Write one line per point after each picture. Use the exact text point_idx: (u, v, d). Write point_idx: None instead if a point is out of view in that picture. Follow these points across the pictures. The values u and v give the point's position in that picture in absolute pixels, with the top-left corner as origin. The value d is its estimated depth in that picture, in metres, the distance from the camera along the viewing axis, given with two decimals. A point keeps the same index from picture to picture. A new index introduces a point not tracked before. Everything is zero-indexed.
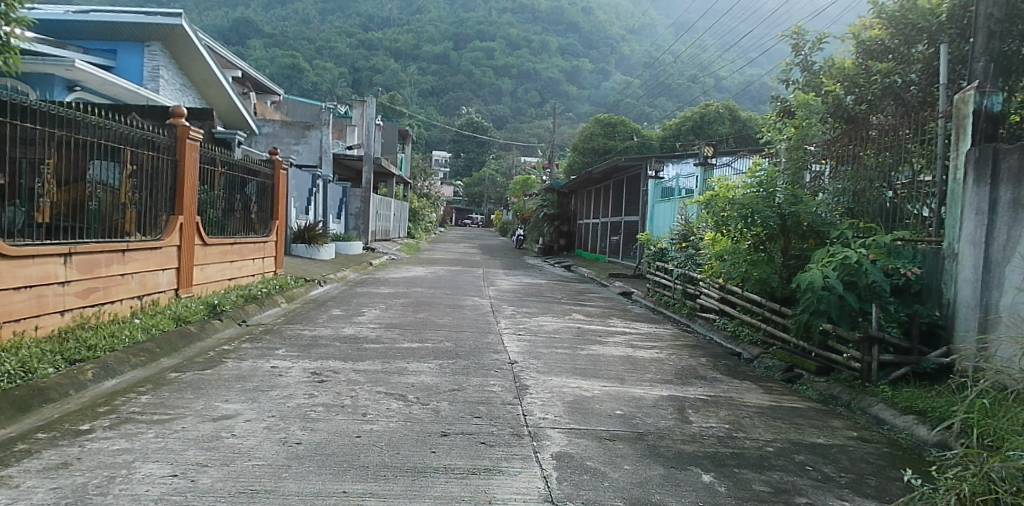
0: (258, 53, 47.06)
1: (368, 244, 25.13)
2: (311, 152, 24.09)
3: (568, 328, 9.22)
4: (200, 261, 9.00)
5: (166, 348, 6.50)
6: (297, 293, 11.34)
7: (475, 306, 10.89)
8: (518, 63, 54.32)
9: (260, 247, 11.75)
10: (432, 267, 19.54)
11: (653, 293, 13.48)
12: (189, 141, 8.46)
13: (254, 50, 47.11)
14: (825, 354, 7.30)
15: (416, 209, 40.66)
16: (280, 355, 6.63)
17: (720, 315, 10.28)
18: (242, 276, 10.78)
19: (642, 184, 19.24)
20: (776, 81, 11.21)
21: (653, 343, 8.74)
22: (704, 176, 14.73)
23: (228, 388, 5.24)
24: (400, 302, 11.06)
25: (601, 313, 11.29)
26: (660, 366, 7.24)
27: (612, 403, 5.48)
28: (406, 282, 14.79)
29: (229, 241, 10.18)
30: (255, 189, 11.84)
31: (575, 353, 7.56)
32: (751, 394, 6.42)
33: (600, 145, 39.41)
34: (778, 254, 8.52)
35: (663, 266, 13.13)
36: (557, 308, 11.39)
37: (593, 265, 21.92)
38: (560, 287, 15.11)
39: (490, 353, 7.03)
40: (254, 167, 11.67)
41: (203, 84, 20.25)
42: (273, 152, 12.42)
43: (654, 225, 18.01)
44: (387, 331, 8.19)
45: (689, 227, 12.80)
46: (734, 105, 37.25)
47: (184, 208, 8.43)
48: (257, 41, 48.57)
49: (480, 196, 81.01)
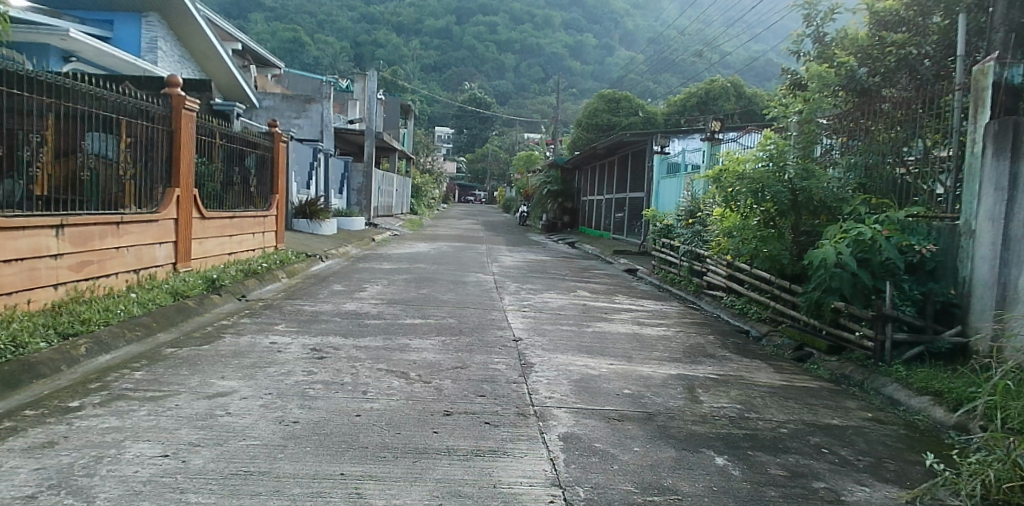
0: (260, 27, 46.70)
1: (370, 219, 24.91)
2: (313, 126, 23.82)
3: (573, 305, 9.05)
4: (198, 234, 8.81)
5: (163, 322, 6.34)
6: (298, 268, 11.16)
7: (479, 282, 10.73)
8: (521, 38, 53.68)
9: (260, 221, 11.56)
10: (435, 243, 19.33)
11: (659, 269, 13.31)
12: (185, 111, 8.23)
13: (256, 23, 46.82)
14: (837, 333, 7.12)
15: (419, 185, 40.40)
16: (279, 331, 6.48)
17: (727, 292, 10.11)
18: (242, 251, 10.59)
19: (647, 159, 18.97)
20: (787, 53, 10.89)
21: (660, 320, 8.58)
22: (711, 151, 14.50)
23: (224, 364, 5.07)
24: (402, 278, 10.88)
25: (606, 290, 11.12)
26: (667, 344, 7.08)
27: (619, 382, 5.33)
28: (409, 257, 14.60)
29: (228, 215, 9.98)
30: (254, 162, 11.63)
31: (581, 330, 7.41)
32: (762, 374, 6.26)
33: (605, 121, 39.01)
34: (788, 230, 8.32)
35: (669, 243, 12.91)
36: (561, 285, 11.22)
37: (597, 242, 21.73)
38: (565, 264, 14.94)
39: (494, 330, 6.88)
40: (254, 139, 11.45)
41: (202, 56, 19.95)
42: (273, 124, 12.17)
43: (660, 202, 17.79)
44: (389, 307, 8.02)
45: (696, 203, 12.57)
46: (739, 81, 36.71)
47: (180, 181, 8.21)
48: (259, 15, 48.21)
49: (483, 173, 80.58)
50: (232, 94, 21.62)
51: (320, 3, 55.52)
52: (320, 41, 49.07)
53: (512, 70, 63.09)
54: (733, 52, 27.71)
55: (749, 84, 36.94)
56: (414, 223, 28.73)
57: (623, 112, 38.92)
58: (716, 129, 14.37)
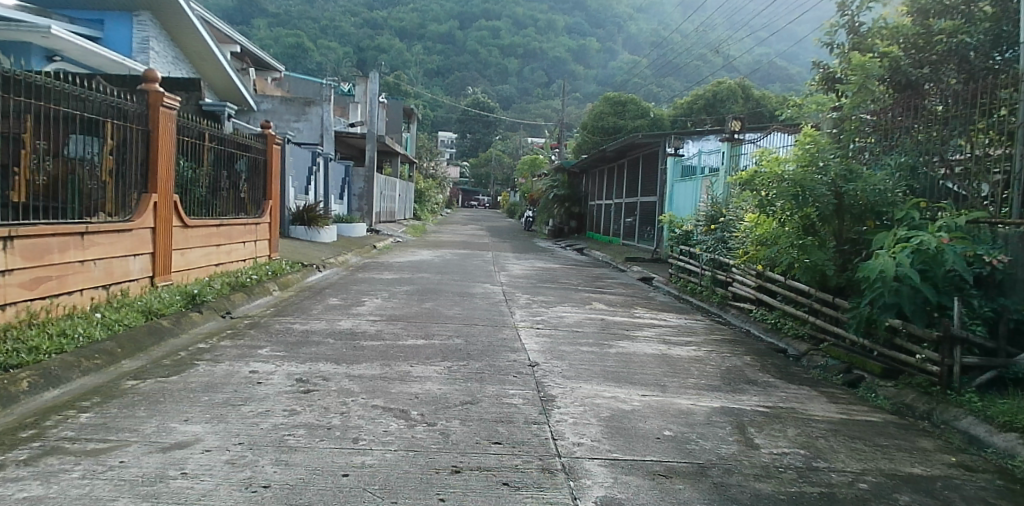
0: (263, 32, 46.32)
1: (372, 225, 24.14)
2: (313, 129, 23.19)
3: (591, 321, 8.24)
4: (179, 244, 8.02)
5: (129, 348, 5.52)
6: (293, 279, 10.35)
7: (486, 294, 9.93)
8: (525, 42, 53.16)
9: (252, 229, 10.77)
10: (439, 250, 18.54)
11: (677, 278, 12.51)
12: (163, 110, 7.48)
13: (259, 29, 46.45)
14: (893, 355, 6.31)
15: (422, 191, 39.65)
16: (263, 356, 5.68)
17: (757, 304, 9.31)
18: (231, 262, 9.79)
19: (660, 162, 18.19)
20: (818, 45, 9.98)
21: (688, 337, 7.77)
22: (731, 153, 13.66)
23: (191, 403, 4.28)
24: (403, 290, 10.08)
25: (624, 302, 10.31)
26: (702, 368, 6.26)
27: (657, 421, 4.52)
28: (411, 266, 13.79)
29: (215, 223, 9.19)
30: (246, 165, 10.87)
31: (603, 351, 6.60)
32: (815, 405, 5.45)
33: (610, 125, 38.25)
34: (829, 238, 7.50)
35: (688, 250, 12.10)
36: (576, 297, 10.42)
37: (607, 248, 20.91)
38: (576, 272, 14.13)
39: (507, 353, 6.08)
40: (245, 141, 10.68)
41: (198, 59, 19.28)
42: (266, 125, 11.39)
43: (674, 206, 17.00)
44: (389, 325, 7.21)
45: (718, 208, 11.74)
46: (747, 83, 35.99)
47: (158, 186, 7.43)
48: (262, 21, 47.85)
49: (486, 177, 79.84)
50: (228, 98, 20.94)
51: (323, 8, 55.16)
52: (323, 46, 48.62)
53: (516, 74, 62.51)
54: (741, 55, 27.07)
55: (757, 86, 36.20)
56: (418, 229, 27.95)
57: (629, 115, 38.11)
58: (736, 129, 13.78)
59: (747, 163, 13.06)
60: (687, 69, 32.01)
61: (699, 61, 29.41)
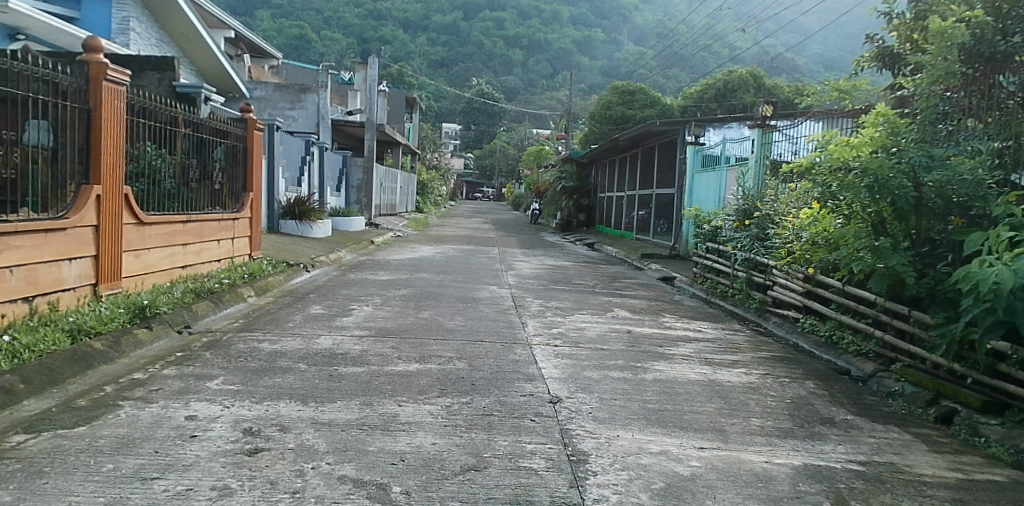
0: (266, 24, 45.01)
1: (370, 219, 22.90)
2: (308, 118, 22.03)
3: (617, 334, 6.99)
4: (133, 244, 6.80)
5: (39, 384, 4.30)
6: (274, 282, 9.10)
7: (493, 300, 8.70)
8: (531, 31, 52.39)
9: (230, 225, 9.54)
10: (440, 246, 17.30)
11: (706, 280, 11.31)
12: (108, 84, 6.27)
13: (261, 19, 45.41)
14: (997, 383, 5.07)
15: (424, 183, 38.40)
16: (212, 391, 4.47)
17: (807, 313, 8.11)
18: (203, 263, 8.55)
19: (679, 151, 16.95)
20: (875, 13, 8.68)
21: (734, 356, 6.53)
22: (761, 140, 12.42)
23: (85, 478, 3.09)
24: (398, 294, 8.86)
25: (648, 308, 9.07)
26: (764, 401, 5.04)
27: (729, 495, 3.30)
28: (410, 265, 12.55)
29: (181, 218, 7.96)
30: (223, 153, 9.66)
31: (638, 377, 5.36)
32: (918, 458, 4.23)
33: (619, 114, 36.99)
34: (903, 238, 6.27)
35: (717, 248, 10.90)
36: (594, 302, 9.18)
37: (619, 243, 19.64)
38: (591, 271, 12.89)
39: (522, 385, 4.86)
40: (220, 125, 9.46)
41: (183, 41, 18.06)
42: (247, 109, 10.16)
43: (693, 199, 15.75)
44: (376, 343, 5.98)
45: (752, 201, 10.52)
46: (759, 72, 34.68)
47: (102, 176, 6.22)
48: (264, 12, 46.51)
49: (491, 169, 78.35)
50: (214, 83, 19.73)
51: None
52: (326, 37, 47.25)
53: (520, 66, 61.40)
54: (757, 43, 25.82)
55: (770, 75, 34.88)
56: (420, 223, 26.63)
57: (638, 105, 36.88)
58: (768, 115, 12.59)
59: (782, 153, 11.86)
60: (696, 58, 30.76)
61: (712, 49, 28.18)
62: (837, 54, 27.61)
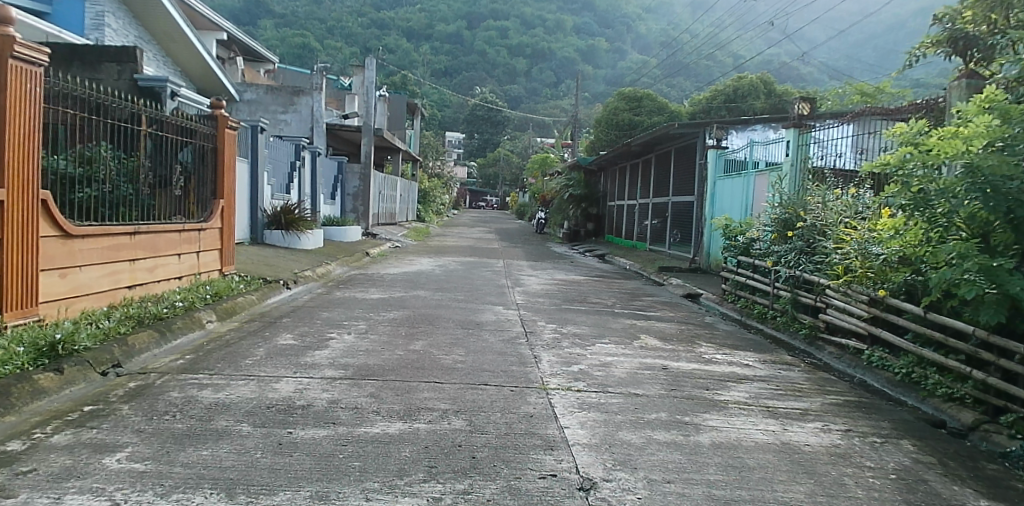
0: (269, 33, 43.86)
1: (368, 229, 21.65)
2: (302, 121, 20.84)
3: (652, 373, 5.68)
4: (56, 262, 5.56)
5: None
6: (244, 303, 7.79)
7: (498, 325, 7.41)
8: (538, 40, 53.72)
9: (197, 237, 8.26)
10: (440, 258, 16.02)
11: (739, 298, 10.06)
12: (15, 64, 5.06)
13: (264, 29, 44.62)
14: None
15: (427, 191, 37.13)
16: (107, 473, 3.18)
17: (874, 344, 6.84)
18: (159, 283, 7.25)
19: (699, 156, 15.65)
20: None
21: (801, 403, 5.24)
22: (799, 141, 11.11)
23: None
24: (387, 318, 7.57)
25: (680, 335, 7.76)
26: (865, 480, 3.73)
27: None
28: (405, 280, 11.27)
29: (128, 230, 6.66)
30: (190, 155, 8.40)
31: (692, 442, 4.05)
32: None
33: (626, 121, 35.95)
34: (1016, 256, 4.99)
35: (753, 263, 9.65)
36: (616, 326, 7.89)
37: (633, 255, 18.35)
38: (607, 287, 11.59)
39: (542, 459, 3.56)
40: (185, 122, 8.20)
41: (164, 37, 16.80)
42: (218, 104, 8.89)
43: (715, 207, 14.44)
44: (351, 389, 4.69)
45: (794, 210, 9.27)
46: (769, 78, 33.28)
47: (10, 179, 5.00)
48: (267, 21, 45.36)
49: (495, 177, 77.27)
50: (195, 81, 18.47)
51: None
52: (329, 46, 46.02)
53: (524, 75, 60.47)
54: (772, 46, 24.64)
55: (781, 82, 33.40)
56: (419, 233, 25.35)
57: (646, 111, 35.77)
58: (805, 114, 11.30)
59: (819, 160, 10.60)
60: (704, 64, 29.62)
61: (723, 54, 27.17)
62: (845, 62, 26.23)
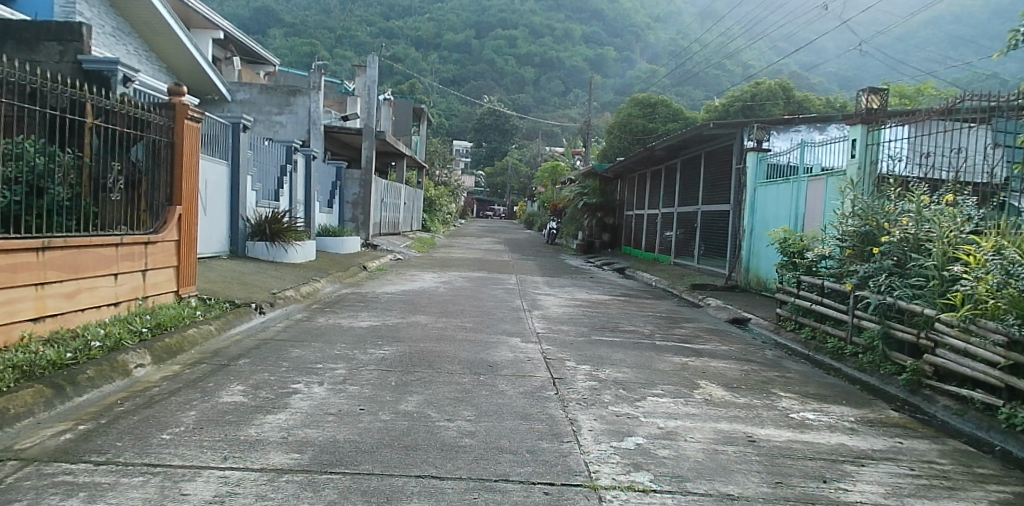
0: (277, 42, 41.33)
1: (368, 239, 20.08)
2: (298, 124, 19.36)
3: (738, 454, 4.04)
4: None
5: None
6: (194, 336, 6.13)
7: (518, 368, 5.78)
8: (544, 51, 53.02)
9: (146, 252, 6.66)
10: (445, 272, 14.44)
11: (802, 326, 8.48)
12: None
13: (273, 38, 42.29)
14: None
15: (434, 199, 35.49)
16: None
17: (1013, 399, 5.21)
18: (81, 315, 5.62)
19: (735, 161, 14.04)
20: None
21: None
22: (866, 141, 9.46)
23: None
24: (376, 357, 5.93)
25: (748, 379, 6.11)
26: None
27: None
28: (404, 302, 9.65)
29: (33, 247, 5.05)
30: (139, 152, 6.80)
31: None
32: None
33: (640, 128, 34.43)
34: None
35: (822, 285, 8.04)
36: (667, 368, 6.23)
37: (656, 270, 16.73)
38: (639, 310, 9.94)
39: None
40: (131, 110, 6.60)
41: (143, 23, 15.03)
42: (177, 90, 7.27)
43: (756, 217, 12.82)
44: (303, 494, 3.07)
45: (876, 221, 7.65)
46: (789, 83, 30.37)
47: None
48: (274, 28, 42.71)
49: (502, 186, 75.41)
50: (176, 72, 16.71)
51: None
52: (338, 55, 43.64)
53: (532, 83, 59.21)
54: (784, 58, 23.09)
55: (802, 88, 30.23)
56: (424, 244, 23.71)
57: (660, 118, 34.27)
58: (875, 107, 9.84)
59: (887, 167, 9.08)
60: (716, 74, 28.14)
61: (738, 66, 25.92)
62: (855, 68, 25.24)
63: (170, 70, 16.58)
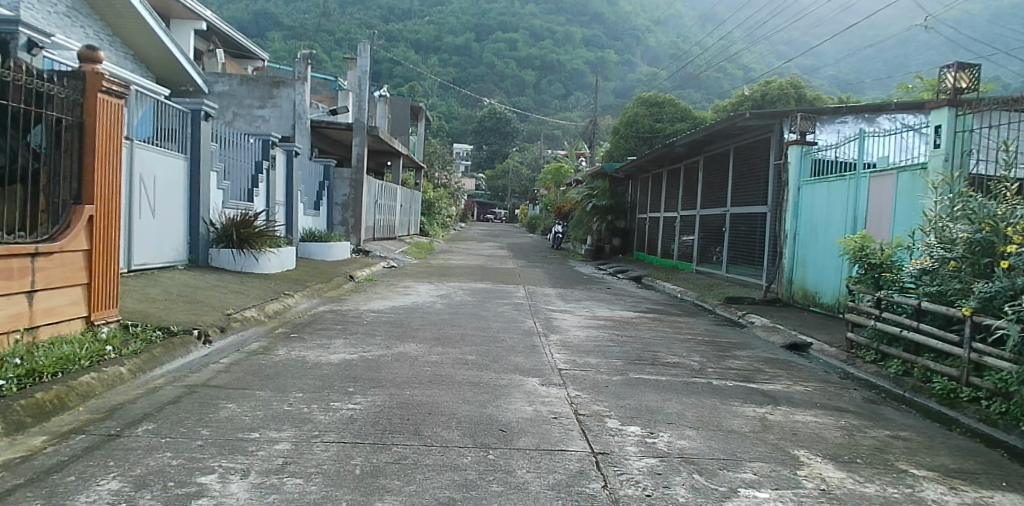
0: (276, 44, 38.00)
1: (359, 245, 18.42)
2: (281, 118, 17.65)
3: None
4: None
5: None
6: (87, 385, 4.41)
7: (542, 434, 4.06)
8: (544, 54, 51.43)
9: (32, 269, 4.91)
10: (442, 283, 12.73)
11: (887, 357, 6.75)
12: None
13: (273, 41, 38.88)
14: None
15: (433, 201, 33.76)
16: None
17: None
18: None
19: (774, 156, 12.33)
20: None
21: None
22: (954, 128, 7.66)
23: None
24: (342, 417, 4.21)
25: (858, 447, 4.39)
26: None
27: None
28: (389, 323, 7.91)
29: None
30: (35, 135, 5.12)
31: None
32: None
33: (645, 129, 32.74)
34: None
35: (917, 305, 6.28)
36: (744, 428, 4.52)
37: (678, 279, 15.03)
38: (677, 332, 8.22)
39: None
40: (15, 78, 4.88)
41: (101, 1, 13.22)
42: (90, 55, 5.54)
43: (801, 220, 11.09)
44: None
45: (995, 225, 5.87)
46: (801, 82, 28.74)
47: None
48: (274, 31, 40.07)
49: (502, 190, 73.60)
50: (143, 56, 14.93)
51: None
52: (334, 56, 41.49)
53: (532, 85, 57.47)
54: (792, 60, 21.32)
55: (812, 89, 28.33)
56: (421, 249, 22.02)
57: (668, 118, 32.57)
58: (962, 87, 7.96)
59: (986, 166, 7.40)
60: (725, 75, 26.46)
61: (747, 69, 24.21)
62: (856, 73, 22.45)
63: (137, 55, 14.82)
